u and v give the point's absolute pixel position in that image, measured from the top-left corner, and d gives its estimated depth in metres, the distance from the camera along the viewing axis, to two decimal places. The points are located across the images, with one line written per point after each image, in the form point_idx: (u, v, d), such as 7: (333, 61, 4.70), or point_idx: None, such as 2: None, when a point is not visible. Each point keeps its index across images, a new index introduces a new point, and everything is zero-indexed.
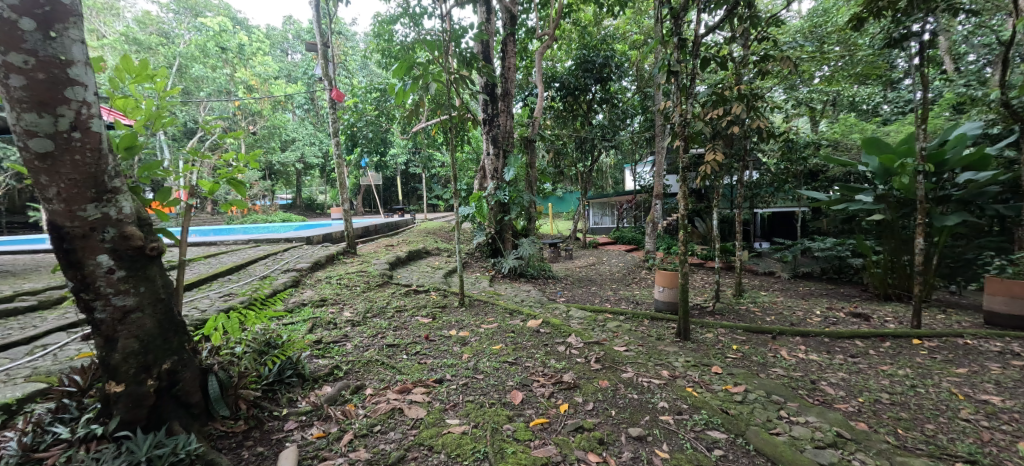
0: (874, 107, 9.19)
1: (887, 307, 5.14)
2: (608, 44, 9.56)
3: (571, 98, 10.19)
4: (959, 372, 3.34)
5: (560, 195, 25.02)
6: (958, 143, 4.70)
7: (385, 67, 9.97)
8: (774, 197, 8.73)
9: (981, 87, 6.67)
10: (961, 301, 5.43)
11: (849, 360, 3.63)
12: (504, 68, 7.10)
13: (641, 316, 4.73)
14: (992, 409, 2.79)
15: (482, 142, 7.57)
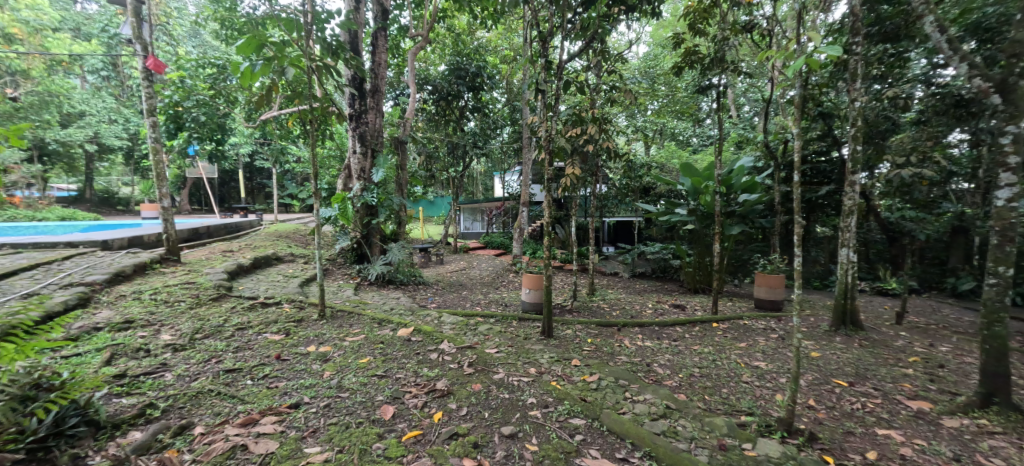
0: (688, 139, 11.44)
1: (695, 298, 6.44)
2: (479, 56, 9.81)
3: (444, 103, 10.15)
4: (741, 346, 4.39)
5: (431, 199, 24.63)
6: (739, 171, 6.21)
7: (225, 41, 8.48)
8: (619, 208, 10.09)
9: (753, 131, 8.86)
10: (742, 290, 7.13)
11: (672, 343, 4.44)
12: (375, 63, 6.85)
13: (510, 318, 4.97)
14: (762, 372, 3.73)
15: (347, 138, 6.94)
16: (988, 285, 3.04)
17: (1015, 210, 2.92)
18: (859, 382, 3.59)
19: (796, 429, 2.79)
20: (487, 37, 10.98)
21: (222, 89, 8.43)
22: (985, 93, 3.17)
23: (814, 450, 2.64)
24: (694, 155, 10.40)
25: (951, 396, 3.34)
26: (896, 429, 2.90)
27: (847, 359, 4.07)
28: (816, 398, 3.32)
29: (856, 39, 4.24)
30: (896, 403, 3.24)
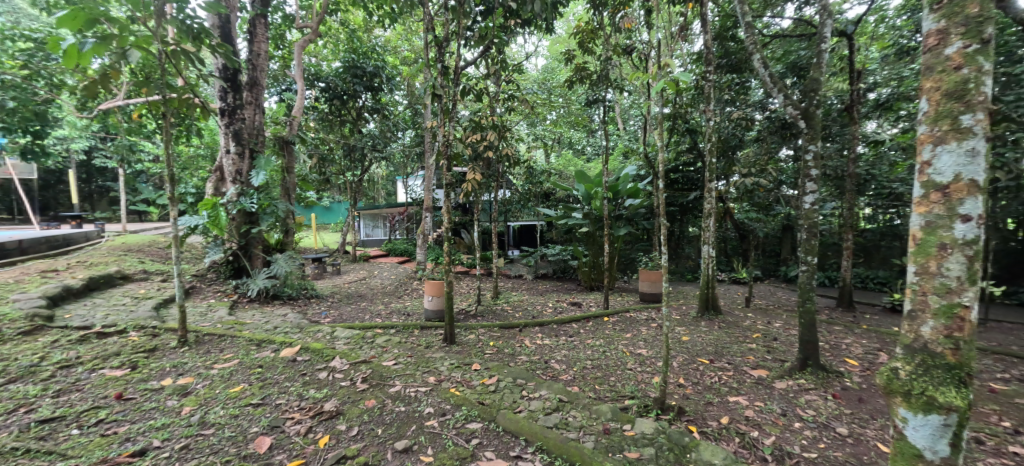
0: (583, 148, 12.34)
1: (591, 296, 6.96)
2: (377, 55, 9.27)
3: (338, 101, 9.41)
4: (626, 337, 4.86)
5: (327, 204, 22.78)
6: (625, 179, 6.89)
7: (46, 10, 6.90)
8: (522, 212, 10.43)
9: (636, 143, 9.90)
10: (631, 285, 7.92)
11: (568, 339, 4.74)
12: (252, 53, 6.11)
13: (412, 327, 4.82)
14: (642, 358, 4.18)
15: (219, 136, 6.12)
16: (802, 272, 3.82)
17: (817, 212, 3.73)
18: (716, 359, 4.22)
19: (667, 405, 3.17)
20: (386, 36, 10.56)
21: (41, 69, 6.79)
22: (796, 119, 3.98)
23: (681, 421, 3.04)
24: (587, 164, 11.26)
25: (781, 363, 4.10)
26: (742, 395, 3.46)
27: (709, 340, 4.76)
28: (684, 376, 3.83)
29: (709, 69, 5.05)
30: (743, 373, 3.87)
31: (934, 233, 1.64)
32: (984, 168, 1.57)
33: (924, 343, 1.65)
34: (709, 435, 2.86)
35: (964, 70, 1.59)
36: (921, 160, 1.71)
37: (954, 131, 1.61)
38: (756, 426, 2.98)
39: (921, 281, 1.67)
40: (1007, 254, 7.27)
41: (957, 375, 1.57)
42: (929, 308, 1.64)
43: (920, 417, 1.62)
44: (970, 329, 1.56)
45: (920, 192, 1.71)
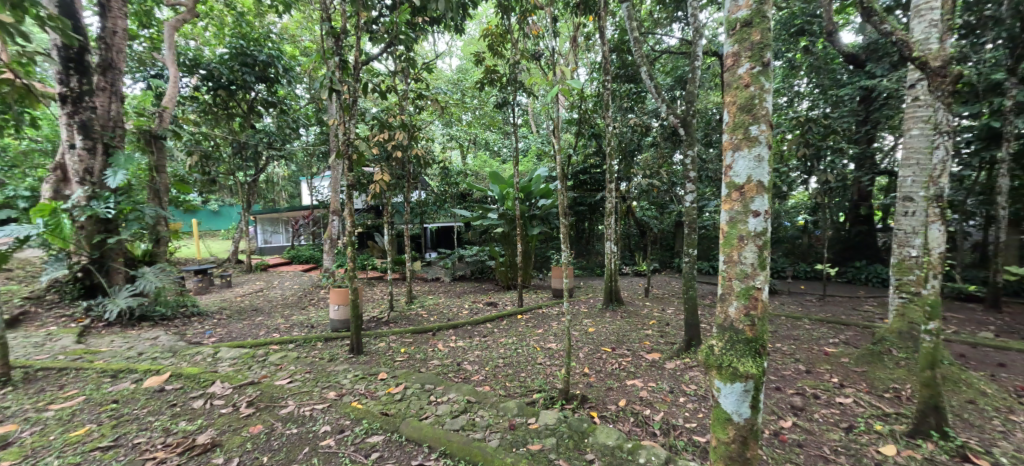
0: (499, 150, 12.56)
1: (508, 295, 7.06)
2: (271, 43, 8.40)
3: (225, 92, 8.31)
4: (538, 332, 5.05)
5: (217, 207, 20.12)
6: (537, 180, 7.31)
7: None
8: (439, 215, 10.21)
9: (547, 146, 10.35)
10: (545, 282, 8.27)
11: (481, 340, 4.76)
12: (106, 29, 5.14)
13: (313, 340, 4.46)
14: (551, 352, 4.38)
15: (60, 127, 5.05)
16: (685, 262, 4.31)
17: (694, 209, 4.25)
18: (617, 346, 4.57)
19: (572, 395, 3.38)
20: (282, 23, 9.64)
21: None
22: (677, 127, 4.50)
23: (584, 409, 3.26)
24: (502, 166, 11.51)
25: (671, 345, 4.54)
26: (637, 378, 3.78)
27: (611, 329, 5.15)
28: (589, 365, 4.09)
29: (608, 77, 5.49)
30: (640, 358, 4.23)
31: (736, 226, 1.96)
32: (767, 171, 1.91)
33: (731, 322, 1.95)
34: (608, 419, 3.10)
35: (751, 88, 1.92)
36: (726, 164, 2.03)
37: (747, 140, 1.95)
38: (648, 405, 3.28)
39: (728, 268, 1.98)
40: (839, 241, 9.05)
41: (752, 347, 1.89)
42: (733, 290, 1.94)
43: (729, 386, 1.91)
44: (762, 306, 1.89)
45: (726, 190, 2.02)
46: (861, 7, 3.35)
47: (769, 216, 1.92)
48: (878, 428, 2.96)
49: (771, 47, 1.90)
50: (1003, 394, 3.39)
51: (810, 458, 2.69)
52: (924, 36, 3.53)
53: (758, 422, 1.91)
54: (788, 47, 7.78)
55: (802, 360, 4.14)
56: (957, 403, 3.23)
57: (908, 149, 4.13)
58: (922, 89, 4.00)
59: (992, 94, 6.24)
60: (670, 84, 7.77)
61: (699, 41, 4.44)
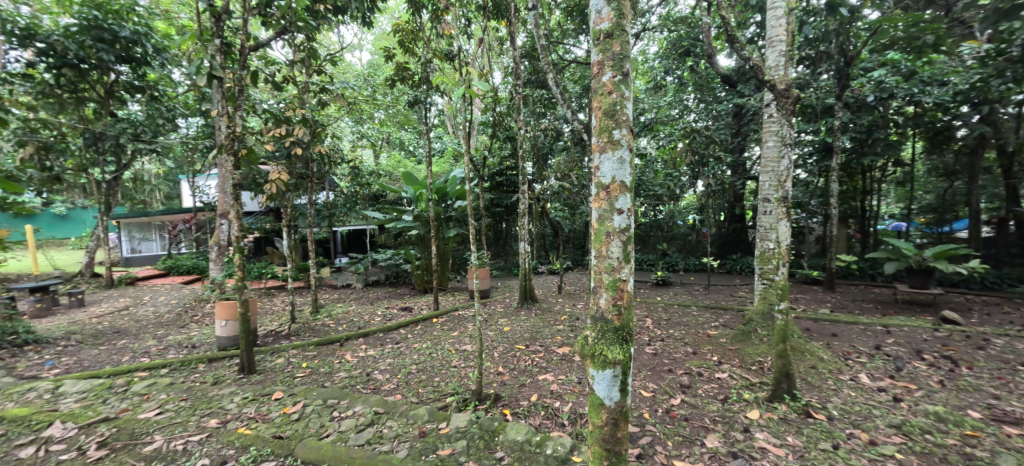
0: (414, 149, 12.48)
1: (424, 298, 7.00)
2: (138, 18, 7.21)
3: (73, 72, 6.96)
4: (453, 335, 5.04)
5: (70, 208, 16.96)
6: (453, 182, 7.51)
7: None
8: (350, 218, 9.68)
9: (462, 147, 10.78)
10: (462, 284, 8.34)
11: (393, 346, 4.66)
12: None
13: (193, 361, 4.13)
14: (466, 354, 4.41)
15: None
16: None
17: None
18: (530, 343, 4.72)
19: (484, 395, 3.48)
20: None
21: None
22: (582, 132, 4.77)
23: (497, 406, 3.38)
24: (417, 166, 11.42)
25: (579, 338, 4.80)
26: (549, 372, 3.95)
27: (526, 327, 5.32)
28: (503, 364, 4.19)
29: (519, 82, 5.66)
30: (551, 352, 4.41)
31: (604, 223, 2.12)
32: (628, 172, 2.11)
33: (602, 313, 2.11)
34: (520, 415, 3.23)
35: (613, 95, 2.11)
36: (595, 165, 2.19)
37: (611, 143, 2.12)
38: (558, 397, 3.46)
39: (598, 261, 2.14)
40: (720, 238, 10.33)
41: (620, 335, 2.07)
42: (603, 283, 2.11)
43: (601, 373, 2.07)
44: (627, 296, 2.08)
45: (595, 189, 2.18)
46: (726, 35, 3.86)
47: (631, 213, 2.11)
48: (747, 396, 3.44)
49: (629, 60, 2.12)
50: (834, 359, 4.13)
51: (694, 429, 3.06)
52: (775, 63, 4.04)
53: (626, 404, 2.10)
54: (678, 65, 8.70)
55: (690, 343, 4.67)
56: (802, 369, 3.85)
57: (766, 160, 4.69)
58: (774, 108, 4.62)
59: (828, 114, 7.59)
60: (578, 92, 8.25)
61: None
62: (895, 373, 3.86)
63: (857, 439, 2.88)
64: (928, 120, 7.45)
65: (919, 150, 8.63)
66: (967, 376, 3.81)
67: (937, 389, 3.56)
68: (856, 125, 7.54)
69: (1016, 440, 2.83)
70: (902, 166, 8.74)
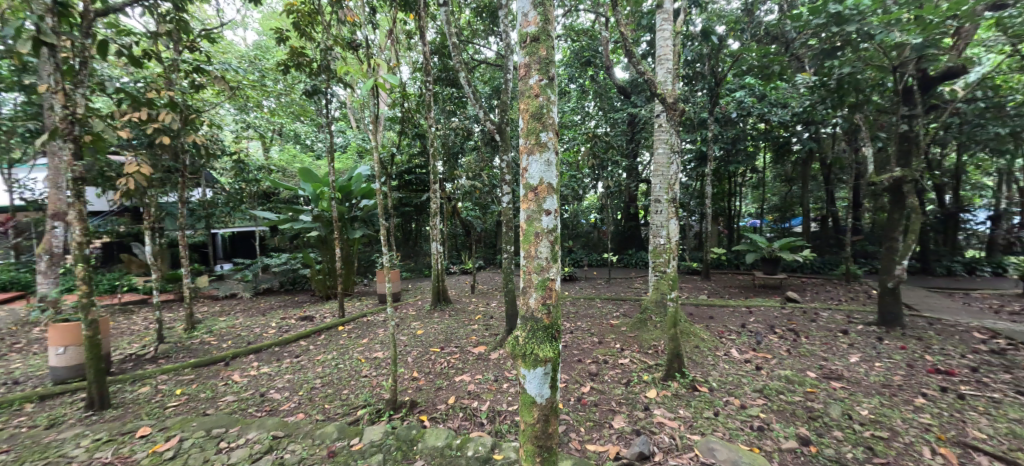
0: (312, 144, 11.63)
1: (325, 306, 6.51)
2: None
3: None
4: (362, 342, 4.75)
5: None
6: (358, 179, 7.27)
7: None
8: (232, 217, 8.73)
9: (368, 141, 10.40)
10: (368, 289, 7.93)
11: (293, 361, 4.26)
12: None
13: (16, 401, 3.33)
14: (378, 362, 4.17)
15: None
16: (504, 258, 4.62)
17: (511, 209, 4.62)
18: (445, 345, 4.61)
19: (400, 403, 3.33)
20: None
21: None
22: (494, 132, 4.79)
23: (413, 414, 3.25)
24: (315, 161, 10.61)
25: (494, 336, 4.81)
26: (466, 372, 3.90)
27: (441, 328, 5.20)
28: (418, 368, 4.05)
29: (429, 79, 5.49)
30: (467, 353, 4.36)
31: (532, 224, 2.13)
32: (555, 174, 2.14)
33: (531, 312, 2.13)
34: (438, 419, 3.15)
35: (540, 98, 2.13)
36: (523, 167, 2.19)
37: (538, 145, 2.14)
38: (475, 397, 3.42)
39: (528, 262, 2.15)
40: (621, 235, 11.09)
41: (549, 333, 2.09)
42: (532, 283, 2.12)
43: (532, 371, 2.07)
44: (555, 295, 2.11)
45: (523, 190, 2.18)
46: (624, 49, 3.75)
47: (559, 214, 2.15)
48: (645, 378, 3.74)
49: (554, 65, 2.15)
50: (712, 338, 4.69)
51: (603, 413, 3.25)
52: (664, 79, 4.46)
53: (557, 399, 2.13)
54: (581, 73, 9.21)
55: (596, 333, 4.96)
56: (687, 349, 4.31)
57: (657, 165, 5.15)
58: (663, 119, 5.08)
59: (704, 125, 8.62)
60: (488, 92, 8.30)
61: (511, 56, 4.81)
62: (757, 346, 4.51)
63: (731, 405, 3.29)
64: (774, 136, 8.84)
65: (769, 159, 10.26)
66: (807, 343, 4.61)
67: (786, 357, 4.23)
68: (723, 138, 8.65)
69: (840, 392, 3.48)
70: (757, 172, 10.30)
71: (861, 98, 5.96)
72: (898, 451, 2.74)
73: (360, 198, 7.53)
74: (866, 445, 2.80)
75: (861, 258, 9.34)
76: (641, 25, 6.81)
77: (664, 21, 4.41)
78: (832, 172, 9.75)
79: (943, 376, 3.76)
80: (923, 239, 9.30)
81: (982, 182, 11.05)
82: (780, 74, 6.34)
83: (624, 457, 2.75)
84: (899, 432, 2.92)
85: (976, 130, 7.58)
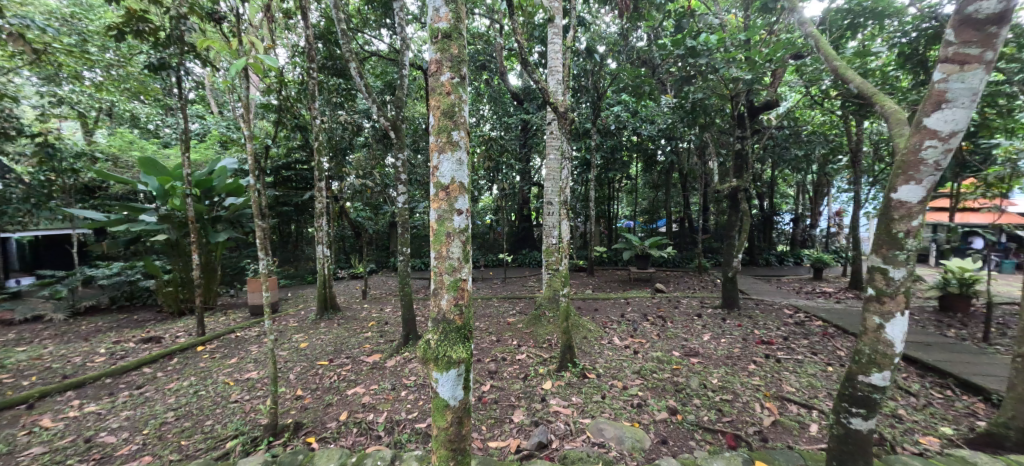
0: (155, 129, 9.95)
1: (178, 324, 5.59)
2: None
3: None
4: (230, 363, 4.17)
5: None
6: (221, 173, 6.38)
7: None
8: (36, 215, 7.08)
9: (235, 130, 9.29)
10: (236, 301, 7.01)
11: (134, 394, 3.59)
12: None
13: None
14: (251, 384, 3.70)
15: None
16: (400, 261, 4.43)
17: (407, 210, 4.47)
18: (335, 357, 4.27)
19: (281, 427, 3.01)
20: None
21: None
22: (388, 130, 4.58)
23: (299, 436, 2.96)
24: (161, 151, 9.06)
25: (390, 343, 4.59)
26: (359, 384, 3.65)
27: (328, 339, 4.80)
28: (302, 386, 3.69)
29: (313, 66, 5.04)
30: (360, 363, 4.09)
31: (444, 223, 2.08)
32: (467, 174, 2.13)
33: (443, 314, 2.07)
34: (328, 440, 2.91)
35: (451, 96, 2.09)
36: (433, 165, 2.13)
37: (450, 144, 2.09)
38: (371, 409, 3.23)
39: (439, 262, 2.09)
40: (516, 235, 11.51)
41: (462, 333, 2.06)
42: (444, 284, 2.07)
43: (445, 374, 2.04)
44: (467, 295, 2.08)
45: (433, 190, 2.12)
46: (520, 58, 3.83)
47: (470, 214, 2.13)
48: (541, 371, 3.91)
49: (465, 63, 2.13)
50: (597, 328, 5.09)
51: (503, 409, 3.32)
52: (555, 89, 4.71)
53: (468, 400, 2.12)
54: (476, 76, 9.28)
55: (494, 332, 5.05)
56: (577, 341, 4.61)
57: (549, 170, 5.43)
58: (555, 126, 5.37)
59: (588, 135, 9.35)
60: (380, 87, 7.95)
61: (406, 51, 4.62)
62: (634, 333, 5.01)
63: (615, 388, 3.61)
64: (643, 147, 9.97)
65: (639, 168, 11.54)
66: (671, 326, 5.28)
67: (657, 340, 4.77)
68: (603, 147, 9.49)
69: (696, 366, 4.05)
70: (631, 178, 11.51)
71: (708, 120, 7.16)
72: (740, 410, 3.27)
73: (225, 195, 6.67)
74: (718, 408, 3.29)
75: (710, 253, 11.03)
76: (533, 35, 7.17)
77: (555, 35, 4.65)
78: (688, 181, 11.35)
79: (767, 345, 4.59)
80: (752, 236, 11.33)
81: (787, 191, 13.93)
82: (650, 93, 7.16)
83: (524, 449, 2.84)
84: (740, 394, 3.49)
85: (786, 150, 9.49)
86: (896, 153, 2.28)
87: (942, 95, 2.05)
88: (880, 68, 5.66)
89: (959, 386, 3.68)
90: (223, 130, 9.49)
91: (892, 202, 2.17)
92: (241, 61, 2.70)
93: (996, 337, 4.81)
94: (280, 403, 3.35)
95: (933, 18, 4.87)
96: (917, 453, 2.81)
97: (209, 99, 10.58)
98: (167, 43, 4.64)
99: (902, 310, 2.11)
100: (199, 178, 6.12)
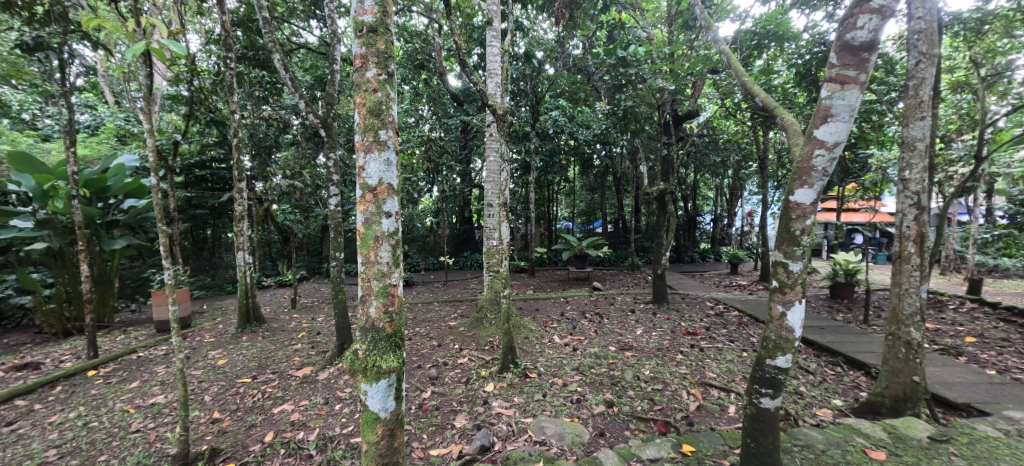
0: (32, 120, 8.70)
1: (64, 347, 4.89)
2: None
3: None
4: (131, 387, 3.72)
5: None
6: (119, 172, 5.68)
7: None
8: None
9: (136, 125, 8.47)
10: (139, 317, 6.26)
11: (4, 431, 3.08)
12: None
13: None
14: (156, 410, 3.32)
15: None
16: (333, 266, 4.22)
17: (339, 213, 4.25)
18: (259, 374, 3.96)
19: (193, 456, 2.74)
20: None
21: None
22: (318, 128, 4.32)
23: (215, 464, 2.72)
24: (40, 144, 7.88)
25: (322, 354, 4.35)
26: (287, 401, 3.42)
27: (251, 354, 4.44)
28: (219, 408, 3.38)
29: (230, 55, 4.64)
30: (288, 378, 3.83)
31: (371, 227, 2.01)
32: (395, 174, 2.07)
33: (372, 322, 2.00)
34: (250, 464, 2.70)
35: (378, 94, 2.03)
36: (359, 165, 2.05)
37: (377, 143, 2.03)
38: (300, 427, 3.03)
39: (367, 268, 2.02)
40: (455, 238, 11.45)
41: (393, 341, 2.01)
42: (372, 291, 2.00)
43: (375, 386, 1.97)
44: (398, 302, 2.03)
45: (360, 191, 2.04)
46: (458, 59, 3.79)
47: (399, 217, 2.08)
48: (484, 373, 3.90)
49: (393, 60, 2.08)
50: (538, 327, 5.18)
51: (444, 414, 3.27)
52: (494, 91, 4.73)
53: (401, 411, 2.07)
54: (413, 75, 9.05)
55: (435, 337, 4.97)
56: (519, 341, 4.66)
57: (489, 171, 5.46)
58: (494, 129, 5.40)
59: (527, 138, 9.50)
60: (309, 83, 7.50)
61: (337, 45, 4.40)
62: (573, 331, 5.15)
63: (556, 385, 3.69)
64: (579, 151, 10.34)
65: (576, 171, 11.93)
66: (606, 323, 5.51)
67: (594, 337, 4.95)
68: (542, 151, 9.70)
69: (630, 358, 4.27)
70: (568, 181, 11.88)
71: (638, 126, 7.56)
72: (669, 398, 3.49)
73: (123, 196, 5.97)
74: (650, 398, 3.49)
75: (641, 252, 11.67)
76: (472, 36, 7.16)
77: (493, 38, 4.68)
78: (621, 184, 11.92)
79: (692, 336, 4.96)
80: (678, 236, 12.15)
81: (708, 194, 15.10)
82: (585, 99, 7.44)
83: (467, 454, 2.81)
84: (669, 383, 3.73)
85: (706, 156, 10.31)
86: (792, 161, 2.55)
87: (827, 110, 2.34)
88: (782, 84, 6.33)
89: (847, 363, 4.21)
90: (119, 123, 8.43)
91: (789, 204, 2.42)
92: (140, 45, 2.40)
93: (874, 319, 5.57)
94: (191, 429, 3.04)
95: (821, 43, 5.51)
96: (815, 424, 3.17)
97: (103, 89, 9.45)
98: (46, 20, 4.06)
99: (800, 298, 2.37)
100: (89, 178, 5.41)
